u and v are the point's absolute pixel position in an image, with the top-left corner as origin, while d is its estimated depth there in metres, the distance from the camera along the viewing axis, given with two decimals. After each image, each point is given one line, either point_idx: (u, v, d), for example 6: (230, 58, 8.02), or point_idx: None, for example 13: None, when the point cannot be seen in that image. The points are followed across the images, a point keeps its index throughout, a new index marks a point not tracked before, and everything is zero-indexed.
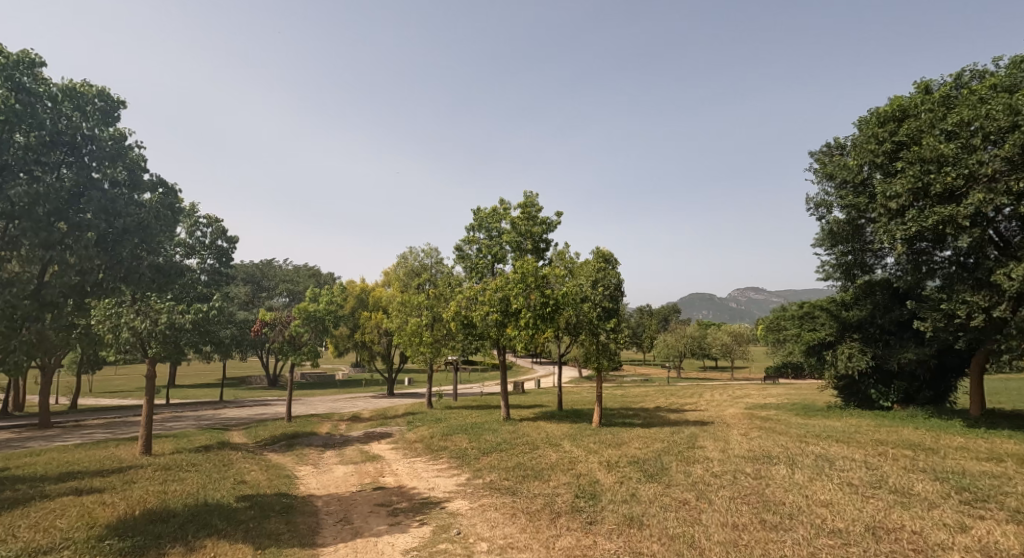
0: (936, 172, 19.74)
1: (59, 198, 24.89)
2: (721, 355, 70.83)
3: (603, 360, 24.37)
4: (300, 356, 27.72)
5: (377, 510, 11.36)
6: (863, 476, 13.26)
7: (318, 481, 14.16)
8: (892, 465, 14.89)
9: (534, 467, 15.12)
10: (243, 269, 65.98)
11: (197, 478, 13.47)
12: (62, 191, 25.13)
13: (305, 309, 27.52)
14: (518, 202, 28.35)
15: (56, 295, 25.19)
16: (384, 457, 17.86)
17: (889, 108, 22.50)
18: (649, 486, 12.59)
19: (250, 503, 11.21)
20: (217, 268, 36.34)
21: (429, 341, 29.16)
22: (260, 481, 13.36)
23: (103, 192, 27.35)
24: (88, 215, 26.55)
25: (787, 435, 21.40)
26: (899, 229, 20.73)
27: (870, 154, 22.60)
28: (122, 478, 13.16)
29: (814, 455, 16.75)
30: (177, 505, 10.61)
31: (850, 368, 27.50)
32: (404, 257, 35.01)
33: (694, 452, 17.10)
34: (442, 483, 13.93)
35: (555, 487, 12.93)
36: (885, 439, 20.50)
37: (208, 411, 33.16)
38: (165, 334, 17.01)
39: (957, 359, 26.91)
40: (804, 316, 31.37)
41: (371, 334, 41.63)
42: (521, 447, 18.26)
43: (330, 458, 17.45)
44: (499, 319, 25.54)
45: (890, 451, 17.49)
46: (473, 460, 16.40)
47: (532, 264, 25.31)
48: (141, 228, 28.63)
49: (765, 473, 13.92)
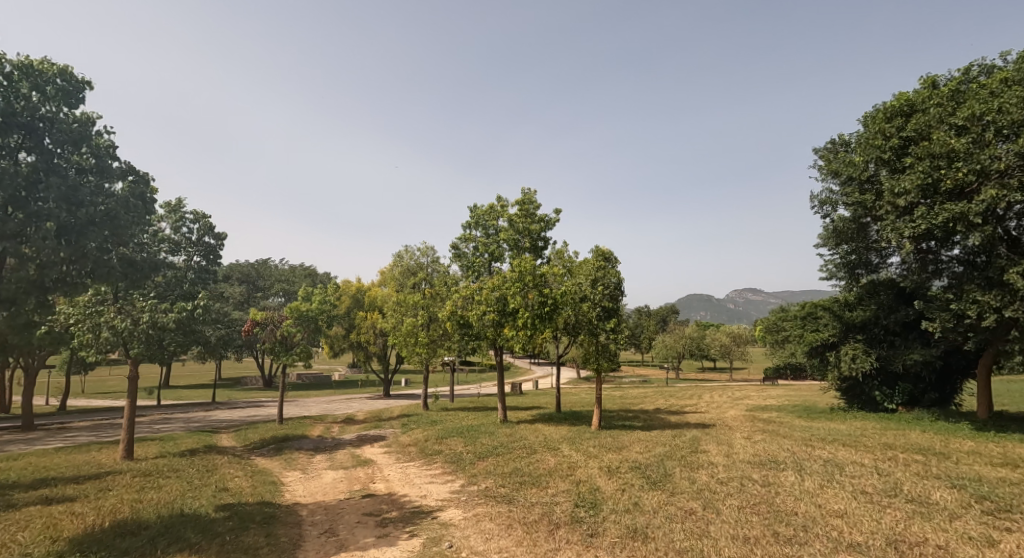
0: (946, 168, 19.15)
1: (13, 184, 22.18)
2: (720, 356, 70.38)
3: (602, 361, 23.75)
4: (293, 357, 26.98)
5: (365, 521, 10.71)
6: (877, 484, 12.66)
7: (305, 488, 13.50)
8: (905, 471, 14.30)
9: (531, 473, 14.49)
10: (238, 269, 65.58)
11: (177, 485, 12.79)
12: (18, 175, 22.33)
13: (297, 308, 26.84)
14: (515, 199, 27.77)
15: (15, 291, 22.92)
16: (376, 461, 17.20)
17: (895, 103, 21.95)
18: (653, 495, 11.95)
19: (230, 513, 10.58)
20: (203, 266, 35.02)
21: (425, 341, 28.53)
22: (243, 488, 12.68)
23: (66, 179, 24.31)
24: (49, 203, 23.47)
25: (792, 439, 20.80)
26: (907, 228, 20.15)
27: (877, 150, 22.02)
28: (97, 486, 12.46)
29: (822, 460, 16.13)
30: (150, 516, 9.93)
31: (855, 369, 26.91)
32: (399, 255, 34.32)
33: (697, 457, 16.48)
34: (435, 491, 13.27)
35: (553, 495, 12.29)
36: (893, 442, 19.93)
37: (198, 413, 32.43)
38: (148, 334, 16.36)
39: (963, 360, 26.35)
40: (806, 316, 30.74)
41: (367, 334, 40.93)
42: (518, 452, 17.60)
43: (320, 462, 16.79)
44: (495, 319, 24.91)
45: (900, 456, 16.91)
46: (468, 466, 15.73)
47: (529, 262, 24.72)
48: (110, 220, 25.78)
49: (773, 479, 13.30)
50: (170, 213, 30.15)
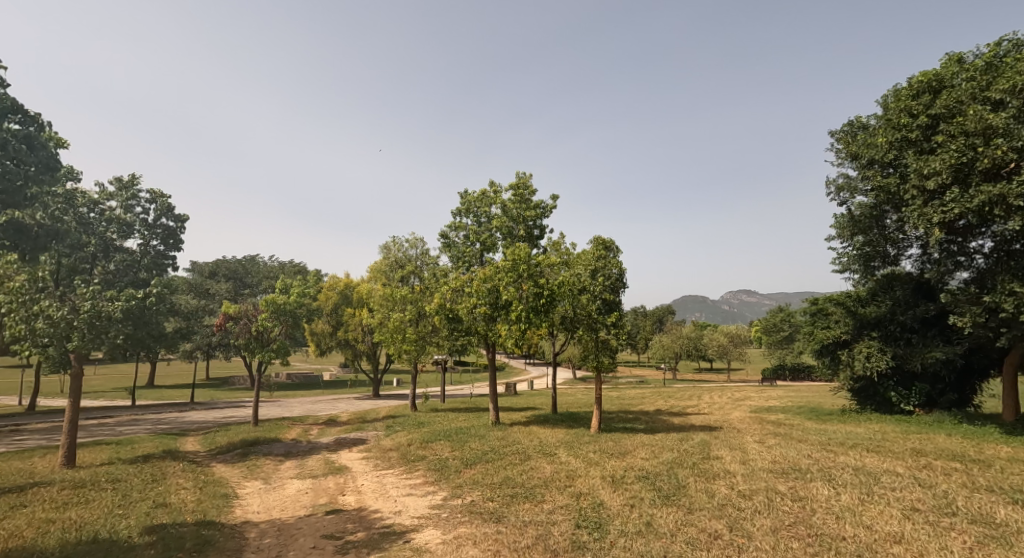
0: (982, 146, 17.58)
1: None
2: (717, 356, 68.93)
3: (602, 357, 21.98)
4: (269, 353, 25.00)
5: (322, 546, 8.86)
6: (925, 499, 10.93)
7: (262, 502, 11.62)
8: (950, 483, 12.58)
9: (525, 484, 12.62)
10: (224, 266, 63.49)
11: (109, 499, 10.90)
12: None
13: (273, 301, 24.89)
14: (509, 184, 26.11)
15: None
16: (351, 469, 15.32)
17: (923, 78, 20.36)
18: (668, 512, 10.18)
19: (158, 538, 8.75)
20: (164, 251, 33.43)
21: (413, 338, 26.72)
22: (187, 503, 10.78)
23: None
24: None
25: (808, 444, 19.16)
26: (937, 213, 18.56)
27: (901, 130, 20.38)
28: (11, 501, 10.55)
29: (851, 469, 14.36)
30: (51, 548, 8.06)
31: (869, 368, 25.30)
32: (387, 246, 32.21)
33: (710, 465, 14.62)
34: (412, 506, 11.39)
35: (550, 512, 10.47)
36: (921, 447, 18.19)
37: (171, 414, 30.35)
38: (89, 325, 14.59)
39: (986, 360, 24.63)
40: (816, 312, 28.92)
41: (354, 332, 39.01)
42: (511, 458, 15.75)
43: (287, 470, 14.88)
44: (487, 312, 23.09)
45: (936, 464, 15.15)
46: (453, 475, 13.88)
47: (524, 251, 22.69)
48: None
49: (805, 492, 11.49)
50: (121, 189, 28.34)
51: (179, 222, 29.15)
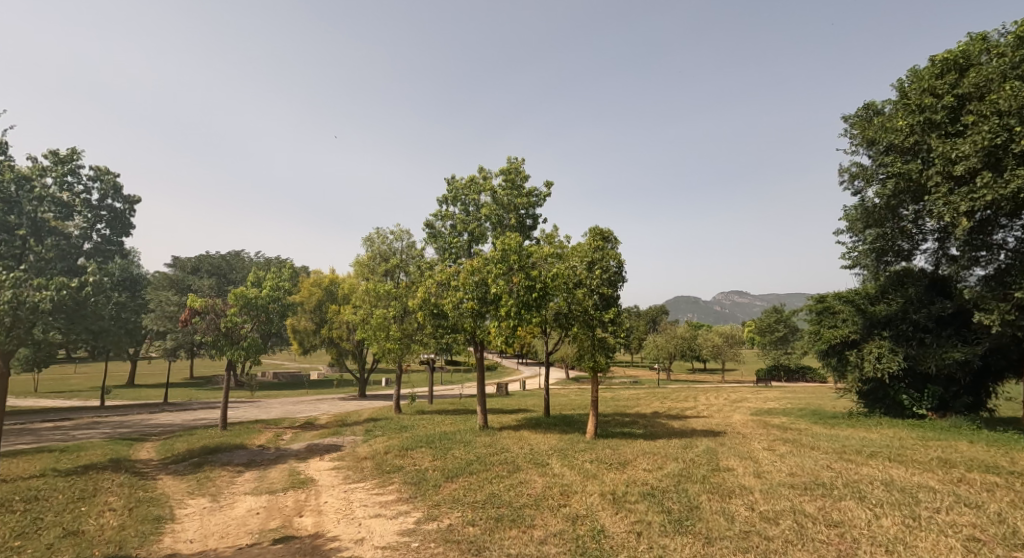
0: (1018, 127, 16.11)
1: None
2: (712, 357, 67.46)
3: (598, 357, 20.32)
4: (239, 351, 23.11)
5: None
6: (982, 524, 9.34)
7: (202, 525, 9.90)
8: (997, 502, 10.99)
9: (512, 503, 10.89)
10: (207, 261, 61.07)
11: (11, 529, 9.20)
12: None
13: (243, 295, 23.16)
14: (500, 169, 24.48)
15: None
16: (317, 482, 13.54)
17: (948, 55, 18.83)
18: (682, 544, 8.60)
19: None
20: (111, 236, 32.04)
21: (396, 335, 25.06)
22: (102, 532, 9.21)
23: None
24: None
25: (823, 452, 17.49)
26: (966, 200, 17.11)
27: (924, 111, 18.83)
28: None
29: (880, 484, 12.72)
30: None
31: (880, 370, 23.78)
32: (371, 238, 30.34)
33: (723, 479, 12.90)
34: (378, 531, 9.64)
35: (541, 543, 8.83)
36: (948, 456, 16.59)
37: (136, 416, 28.25)
38: (12, 317, 12.83)
39: (1002, 360, 23.26)
40: (822, 311, 27.27)
41: (338, 329, 37.14)
42: (498, 469, 14.00)
43: (242, 484, 13.02)
44: (474, 307, 21.26)
45: (971, 477, 13.56)
46: (431, 490, 12.13)
47: (515, 240, 21.04)
48: None
49: (839, 515, 9.87)
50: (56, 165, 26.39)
51: (127, 203, 27.81)
